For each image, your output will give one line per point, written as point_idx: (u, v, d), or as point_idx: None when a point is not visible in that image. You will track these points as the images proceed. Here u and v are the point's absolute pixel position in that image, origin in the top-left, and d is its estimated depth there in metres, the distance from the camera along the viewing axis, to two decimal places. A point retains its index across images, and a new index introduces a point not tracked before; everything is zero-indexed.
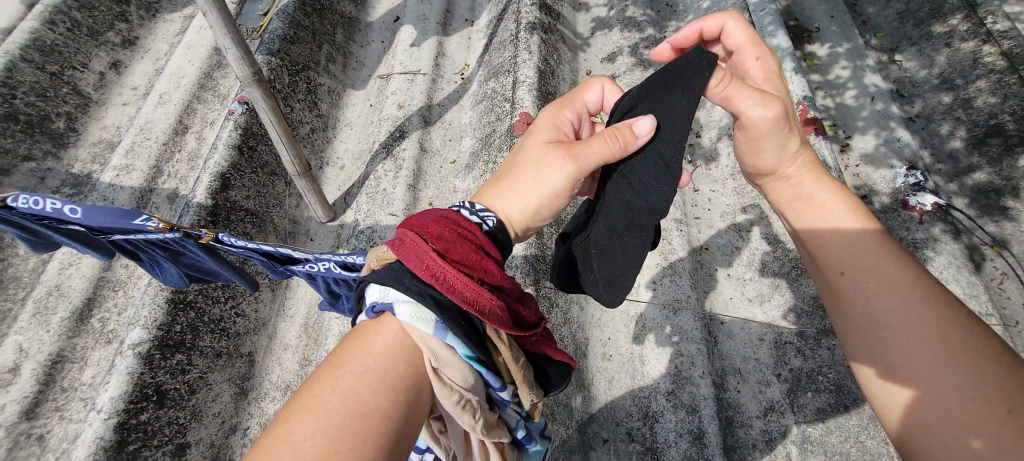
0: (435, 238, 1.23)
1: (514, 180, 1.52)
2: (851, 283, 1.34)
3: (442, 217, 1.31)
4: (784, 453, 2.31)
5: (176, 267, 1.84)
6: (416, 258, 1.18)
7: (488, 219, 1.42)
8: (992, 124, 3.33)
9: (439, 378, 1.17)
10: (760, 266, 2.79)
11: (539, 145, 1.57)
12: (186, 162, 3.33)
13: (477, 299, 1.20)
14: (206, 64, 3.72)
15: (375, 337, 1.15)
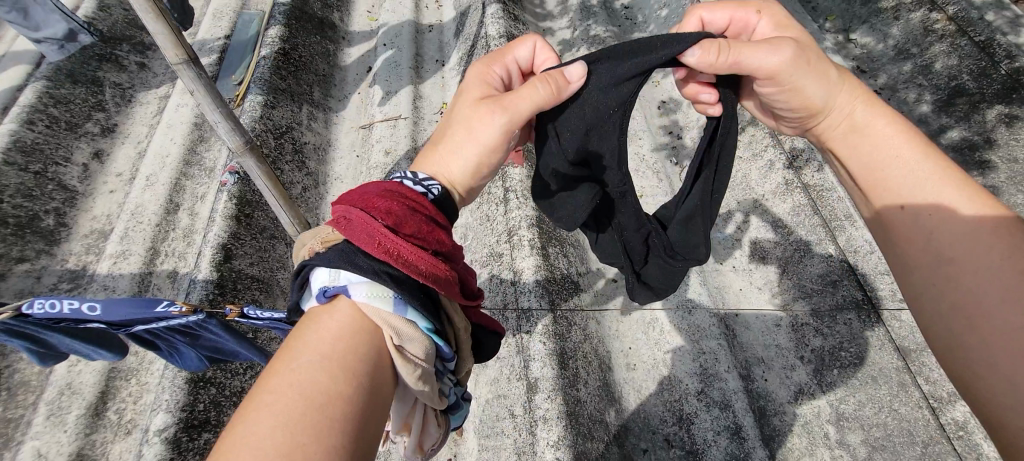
0: (385, 212, 1.15)
1: (448, 140, 1.46)
2: (911, 216, 1.37)
3: (387, 190, 1.23)
4: (821, 434, 2.34)
5: (195, 351, 1.83)
6: (366, 236, 1.12)
7: (434, 188, 1.36)
8: (953, 86, 3.53)
9: (400, 355, 1.13)
10: (763, 254, 2.86)
11: (469, 102, 1.50)
12: (182, 239, 3.33)
13: (432, 271, 1.17)
14: (189, 140, 3.75)
15: (326, 320, 1.08)
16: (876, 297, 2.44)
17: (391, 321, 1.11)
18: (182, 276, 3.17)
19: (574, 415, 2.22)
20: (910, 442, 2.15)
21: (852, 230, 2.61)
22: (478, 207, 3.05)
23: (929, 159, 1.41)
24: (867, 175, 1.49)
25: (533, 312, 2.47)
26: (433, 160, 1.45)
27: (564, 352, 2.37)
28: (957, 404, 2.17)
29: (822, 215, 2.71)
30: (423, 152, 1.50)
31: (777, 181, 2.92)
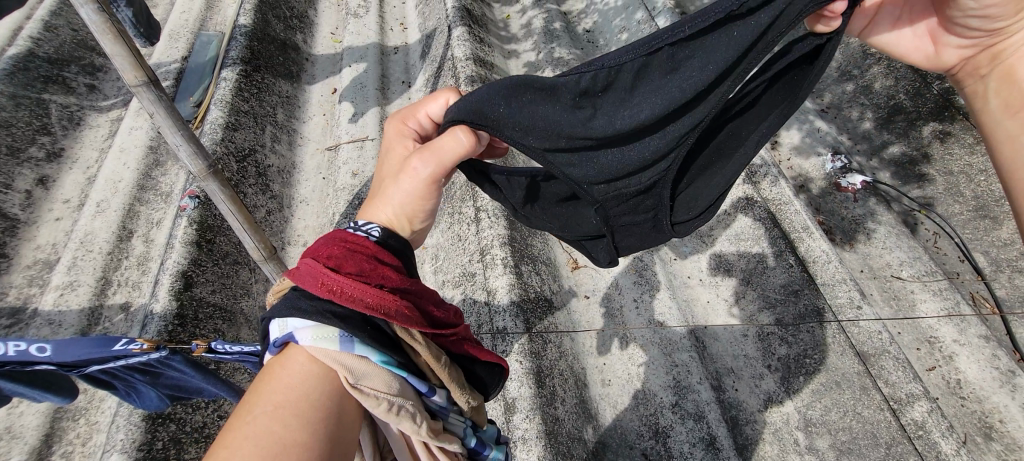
0: (326, 255, 1.13)
1: (378, 193, 1.34)
2: None
3: (329, 236, 1.20)
4: (790, 440, 2.40)
5: (156, 390, 1.73)
6: (310, 278, 1.09)
7: (374, 229, 1.23)
8: (892, 104, 3.79)
9: (359, 393, 1.02)
10: (727, 267, 2.94)
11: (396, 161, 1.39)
12: (136, 267, 3.18)
13: (379, 303, 1.10)
14: (144, 165, 3.60)
15: (278, 369, 1.02)
16: (836, 305, 2.55)
17: (343, 360, 1.02)
18: (137, 307, 3.00)
19: (553, 435, 2.21)
20: (874, 444, 2.24)
21: (810, 240, 2.75)
22: (449, 227, 3.05)
23: None
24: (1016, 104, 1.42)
25: (508, 332, 2.45)
26: (379, 206, 1.31)
27: (541, 371, 2.37)
28: (915, 405, 2.28)
29: (782, 227, 2.84)
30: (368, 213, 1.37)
31: (737, 196, 3.03)
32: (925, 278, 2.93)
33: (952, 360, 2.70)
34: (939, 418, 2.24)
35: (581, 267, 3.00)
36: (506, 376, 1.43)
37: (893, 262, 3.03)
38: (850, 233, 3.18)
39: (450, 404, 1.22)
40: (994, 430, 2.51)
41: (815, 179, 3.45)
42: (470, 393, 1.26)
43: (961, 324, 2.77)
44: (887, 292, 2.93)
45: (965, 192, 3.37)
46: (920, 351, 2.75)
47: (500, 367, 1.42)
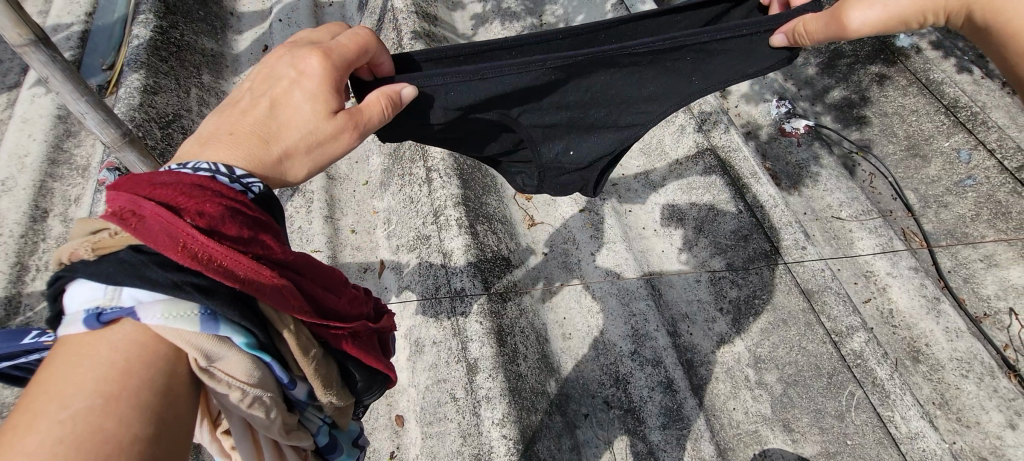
0: (195, 211, 0.92)
1: (287, 139, 1.19)
2: None
3: (189, 181, 0.96)
4: (742, 377, 2.53)
5: None
6: (165, 237, 0.88)
7: (254, 186, 1.08)
8: (832, 50, 3.88)
9: (208, 375, 0.95)
10: (679, 216, 2.98)
11: (315, 105, 1.24)
12: (56, 249, 2.90)
13: (253, 278, 0.96)
14: (53, 136, 3.25)
15: (97, 351, 0.85)
16: (782, 248, 2.63)
17: (200, 343, 0.92)
18: None
19: (516, 391, 2.23)
20: (818, 374, 2.37)
21: (757, 185, 2.80)
22: (399, 190, 2.93)
23: None
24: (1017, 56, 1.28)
25: (467, 293, 2.41)
26: (257, 160, 1.13)
27: (502, 329, 2.36)
28: (854, 336, 2.38)
29: (731, 173, 2.90)
30: (187, 143, 1.12)
31: (689, 145, 3.06)
32: (862, 217, 3.08)
33: (886, 291, 2.88)
34: (875, 346, 2.35)
35: (537, 224, 2.97)
36: (389, 381, 1.43)
37: (833, 203, 3.17)
38: (794, 178, 3.28)
39: (311, 397, 1.20)
40: (921, 353, 2.72)
41: (762, 126, 3.52)
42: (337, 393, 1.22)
43: (894, 257, 2.93)
44: (828, 232, 3.06)
45: (899, 133, 3.52)
46: (857, 286, 2.91)
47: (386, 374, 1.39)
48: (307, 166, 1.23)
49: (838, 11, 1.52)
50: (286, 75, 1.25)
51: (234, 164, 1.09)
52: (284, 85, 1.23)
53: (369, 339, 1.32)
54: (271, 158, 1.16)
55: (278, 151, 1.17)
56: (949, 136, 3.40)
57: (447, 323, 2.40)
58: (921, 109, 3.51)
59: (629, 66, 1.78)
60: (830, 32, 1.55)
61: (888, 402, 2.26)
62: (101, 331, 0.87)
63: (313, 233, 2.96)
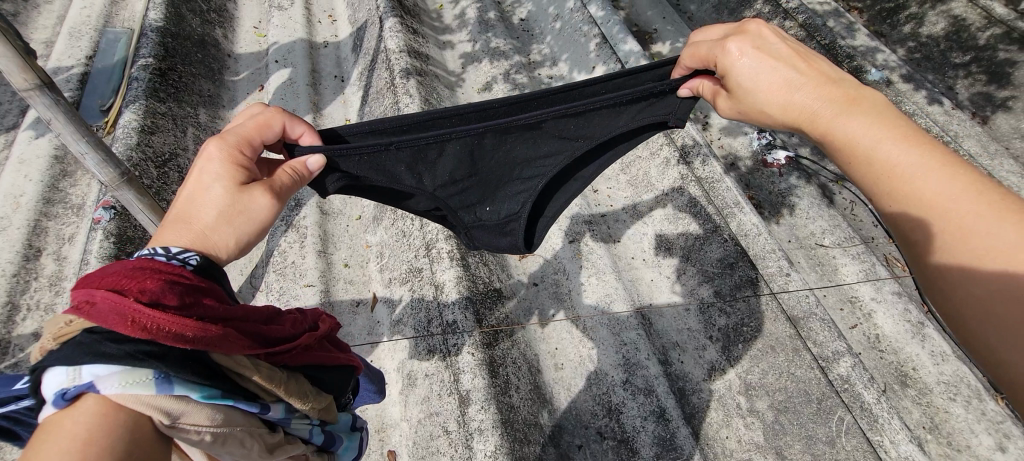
0: (139, 289, 0.98)
1: (208, 216, 1.28)
2: (897, 172, 1.21)
3: (136, 265, 1.03)
4: (734, 404, 2.54)
5: None
6: (113, 314, 0.94)
7: (191, 258, 1.17)
8: None
9: (175, 432, 0.98)
10: (667, 245, 3.05)
11: (225, 180, 1.33)
12: (48, 287, 2.89)
13: (202, 338, 1.01)
14: (49, 176, 3.29)
15: (65, 427, 0.90)
16: (767, 275, 2.68)
17: (158, 405, 0.95)
18: None
19: (508, 422, 2.23)
20: (807, 400, 2.39)
21: (741, 215, 2.88)
22: (391, 224, 2.99)
23: (880, 114, 1.29)
24: (856, 173, 1.30)
25: (459, 327, 2.43)
26: (187, 243, 1.23)
27: (494, 360, 2.38)
28: (840, 361, 2.43)
29: (715, 204, 2.97)
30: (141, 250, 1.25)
31: (674, 176, 3.16)
32: (844, 244, 3.17)
33: (871, 317, 2.93)
34: (861, 371, 2.40)
35: (528, 255, 3.04)
36: (353, 373, 1.52)
37: (815, 231, 3.26)
38: (777, 206, 3.37)
39: (290, 413, 1.24)
40: (909, 377, 2.75)
41: (744, 157, 3.63)
42: (311, 400, 1.27)
43: (878, 283, 3.00)
44: (812, 259, 3.13)
45: None
46: (843, 311, 2.95)
47: (345, 366, 1.48)
48: (235, 234, 1.30)
49: None
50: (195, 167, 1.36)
51: (173, 245, 1.19)
52: (194, 175, 1.34)
53: (313, 342, 1.40)
54: (199, 238, 1.25)
55: (202, 229, 1.26)
56: None
57: (440, 356, 2.42)
58: None
59: (537, 134, 1.89)
60: None
61: (876, 426, 2.29)
62: (69, 409, 0.92)
63: (306, 268, 2.92)
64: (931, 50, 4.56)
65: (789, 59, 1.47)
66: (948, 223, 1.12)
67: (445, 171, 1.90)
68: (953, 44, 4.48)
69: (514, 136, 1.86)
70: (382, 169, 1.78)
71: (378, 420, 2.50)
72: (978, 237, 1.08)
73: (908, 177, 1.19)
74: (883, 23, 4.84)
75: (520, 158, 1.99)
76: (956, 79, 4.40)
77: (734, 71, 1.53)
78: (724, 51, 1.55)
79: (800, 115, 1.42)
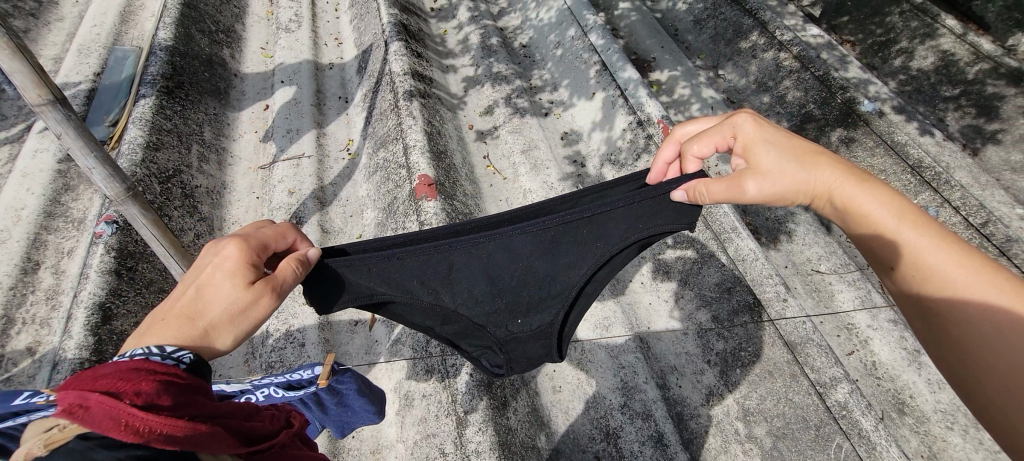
0: (133, 391, 0.95)
1: (210, 308, 1.29)
2: (917, 247, 1.28)
3: (128, 367, 1.01)
4: (732, 431, 2.52)
5: None
6: (108, 418, 0.90)
7: (186, 357, 1.14)
8: (804, 113, 4.14)
9: None
10: (665, 268, 3.08)
11: (228, 273, 1.35)
12: (44, 301, 2.88)
13: (195, 441, 0.97)
14: (51, 190, 3.30)
15: None
16: (764, 300, 2.70)
17: None
18: (44, 349, 2.68)
19: (506, 445, 2.21)
20: (806, 427, 2.38)
21: (738, 239, 2.90)
22: None
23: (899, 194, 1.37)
24: (878, 244, 1.37)
25: None
26: (190, 335, 1.22)
27: (492, 382, 2.38)
28: (837, 387, 2.41)
29: (712, 228, 3.00)
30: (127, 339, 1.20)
31: None
32: (840, 271, 3.21)
33: (868, 344, 2.95)
34: (858, 397, 2.37)
35: None
36: None
37: (811, 257, 3.29)
38: (774, 232, 3.39)
39: None
40: (907, 405, 2.75)
41: None
42: None
43: (873, 311, 3.03)
44: (809, 285, 3.17)
45: None
46: (840, 338, 2.97)
47: None
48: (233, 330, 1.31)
49: (736, 179, 1.56)
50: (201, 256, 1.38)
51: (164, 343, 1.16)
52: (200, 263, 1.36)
53: (288, 441, 1.33)
54: (199, 332, 1.25)
55: (202, 324, 1.26)
56: (917, 194, 3.57)
57: (439, 377, 2.42)
58: (888, 170, 3.67)
59: (542, 247, 1.88)
60: (730, 195, 1.57)
61: (875, 453, 2.25)
62: None
63: None
64: (922, 83, 4.68)
65: (806, 144, 1.55)
66: (953, 296, 1.21)
67: (472, 284, 1.89)
68: (943, 78, 4.61)
69: (523, 250, 1.87)
70: (401, 283, 1.80)
71: (373, 441, 2.47)
72: (977, 310, 1.17)
73: (920, 254, 1.27)
74: (875, 56, 4.98)
75: (538, 274, 1.95)
76: (946, 111, 4.49)
77: (752, 141, 1.60)
78: (739, 129, 1.62)
79: (814, 191, 1.50)
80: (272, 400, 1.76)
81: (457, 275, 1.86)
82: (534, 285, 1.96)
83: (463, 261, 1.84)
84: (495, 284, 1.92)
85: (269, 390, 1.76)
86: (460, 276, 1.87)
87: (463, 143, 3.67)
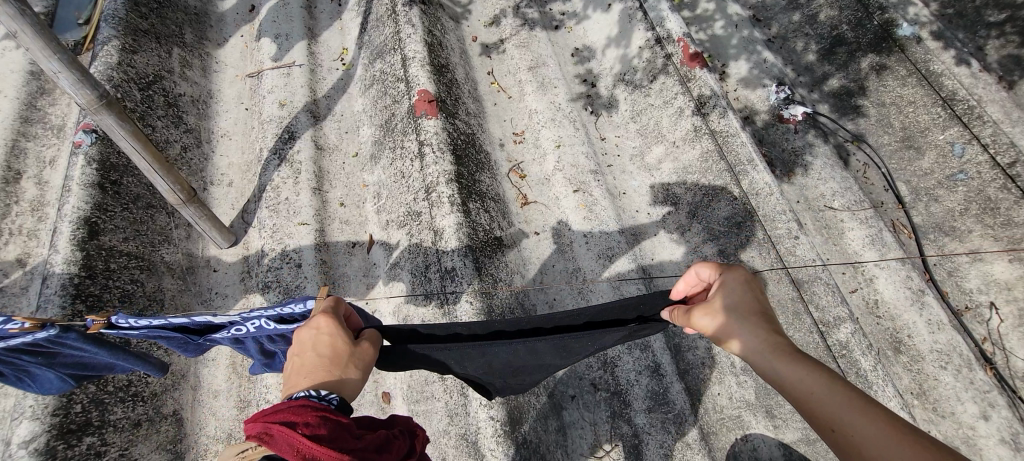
0: (305, 423, 1.01)
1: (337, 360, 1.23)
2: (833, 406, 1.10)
3: (302, 403, 1.07)
4: (727, 363, 2.54)
5: (56, 371, 1.45)
6: (286, 445, 0.98)
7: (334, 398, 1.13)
8: (834, 35, 3.81)
9: None
10: (674, 200, 2.97)
11: (337, 331, 1.28)
12: (30, 213, 2.77)
13: None
14: (25, 94, 3.09)
15: None
16: (775, 236, 2.64)
17: None
18: (35, 261, 2.63)
19: None
20: None
21: (753, 173, 2.78)
22: (391, 164, 2.87)
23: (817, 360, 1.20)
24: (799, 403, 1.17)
25: (458, 274, 2.41)
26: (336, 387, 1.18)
27: (492, 311, 2.37)
28: (840, 327, 2.41)
29: (728, 160, 2.85)
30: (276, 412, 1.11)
31: (687, 127, 3.03)
32: (854, 207, 3.09)
33: (872, 282, 2.90)
34: (860, 337, 2.37)
35: (531, 203, 2.95)
36: None
37: (826, 192, 3.16)
38: (789, 165, 3.26)
39: None
40: (903, 344, 2.76)
41: (760, 111, 3.46)
42: None
43: (883, 249, 2.96)
44: (820, 222, 3.07)
45: (895, 123, 3.43)
46: (845, 275, 2.92)
47: None
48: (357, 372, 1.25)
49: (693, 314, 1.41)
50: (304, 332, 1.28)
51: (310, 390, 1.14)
52: (307, 335, 1.27)
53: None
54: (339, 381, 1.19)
55: (336, 373, 1.20)
56: (945, 129, 3.29)
57: (438, 304, 2.39)
58: (918, 101, 3.40)
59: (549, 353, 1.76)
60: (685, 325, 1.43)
61: (870, 393, 2.28)
62: None
63: (300, 205, 2.77)
64: (965, 6, 4.30)
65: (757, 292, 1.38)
66: None
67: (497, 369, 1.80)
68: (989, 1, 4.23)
69: (539, 355, 1.76)
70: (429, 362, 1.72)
71: None
72: None
73: (865, 446, 1.04)
74: None
75: (543, 366, 1.83)
76: (987, 39, 4.13)
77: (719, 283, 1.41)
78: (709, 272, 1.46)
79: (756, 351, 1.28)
80: (265, 329, 1.50)
81: (493, 362, 1.76)
82: (532, 371, 1.85)
83: (497, 355, 1.73)
84: (516, 367, 1.82)
85: (260, 321, 1.48)
86: (487, 366, 1.77)
87: (465, 55, 3.39)
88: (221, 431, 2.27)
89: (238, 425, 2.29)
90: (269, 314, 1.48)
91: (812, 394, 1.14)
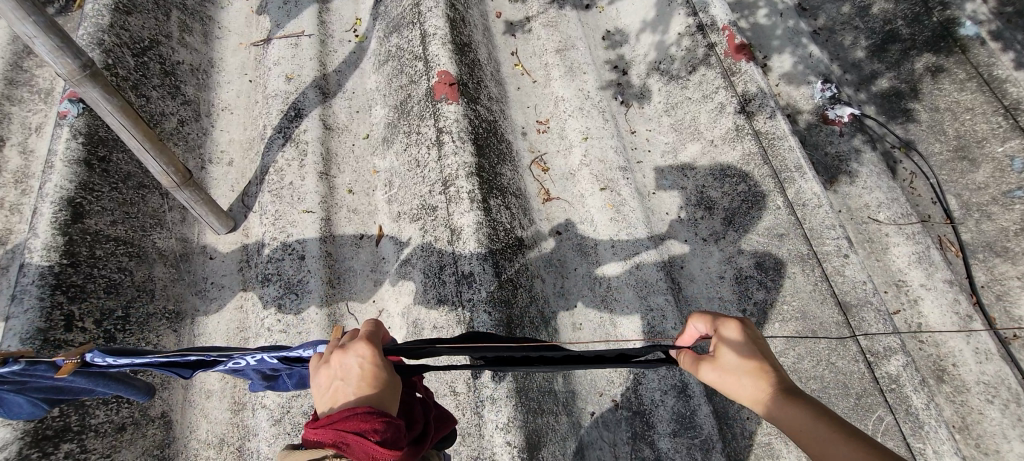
0: (374, 430, 0.97)
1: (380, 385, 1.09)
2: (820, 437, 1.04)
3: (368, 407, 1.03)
4: None
5: (25, 395, 1.34)
6: (364, 454, 0.95)
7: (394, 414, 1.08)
8: (887, 30, 3.53)
9: None
10: (709, 205, 2.74)
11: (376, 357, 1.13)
12: (13, 185, 2.56)
13: None
14: (11, 53, 2.85)
15: None
16: (821, 253, 2.44)
17: None
18: (17, 238, 2.43)
19: (523, 391, 2.06)
20: (845, 394, 2.18)
21: (801, 182, 2.57)
22: (405, 149, 2.64)
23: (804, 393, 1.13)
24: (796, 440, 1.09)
25: (476, 279, 2.22)
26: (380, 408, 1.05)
27: (511, 321, 2.19)
28: (890, 359, 2.21)
29: (772, 165, 2.63)
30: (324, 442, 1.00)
31: (728, 125, 2.79)
32: (901, 221, 2.86)
33: (917, 303, 2.69)
34: (912, 371, 2.18)
35: (553, 199, 2.73)
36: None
37: (871, 203, 2.92)
38: (832, 171, 3.02)
39: None
40: (946, 373, 2.58)
41: (803, 110, 3.21)
42: None
43: (929, 268, 2.75)
44: (862, 235, 2.86)
45: (949, 131, 3.17)
46: (887, 294, 2.71)
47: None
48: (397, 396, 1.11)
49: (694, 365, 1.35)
50: (345, 358, 1.13)
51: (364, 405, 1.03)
52: (347, 361, 1.12)
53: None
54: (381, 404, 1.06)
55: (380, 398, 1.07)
56: (1005, 141, 3.03)
57: (452, 309, 2.20)
58: (976, 108, 3.15)
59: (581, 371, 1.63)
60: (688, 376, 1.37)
61: (920, 432, 2.09)
62: None
63: (306, 191, 2.54)
64: None
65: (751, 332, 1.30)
66: None
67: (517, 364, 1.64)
68: None
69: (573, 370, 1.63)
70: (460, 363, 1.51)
71: None
72: None
73: None
74: None
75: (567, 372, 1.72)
76: None
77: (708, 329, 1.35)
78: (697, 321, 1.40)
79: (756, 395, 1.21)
80: (267, 363, 1.36)
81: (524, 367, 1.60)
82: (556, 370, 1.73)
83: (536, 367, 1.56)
84: None
85: (261, 356, 1.34)
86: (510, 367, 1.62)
87: (488, 33, 3.13)
88: (213, 436, 2.10)
89: (231, 430, 2.12)
90: (271, 354, 1.33)
91: (802, 430, 1.08)
